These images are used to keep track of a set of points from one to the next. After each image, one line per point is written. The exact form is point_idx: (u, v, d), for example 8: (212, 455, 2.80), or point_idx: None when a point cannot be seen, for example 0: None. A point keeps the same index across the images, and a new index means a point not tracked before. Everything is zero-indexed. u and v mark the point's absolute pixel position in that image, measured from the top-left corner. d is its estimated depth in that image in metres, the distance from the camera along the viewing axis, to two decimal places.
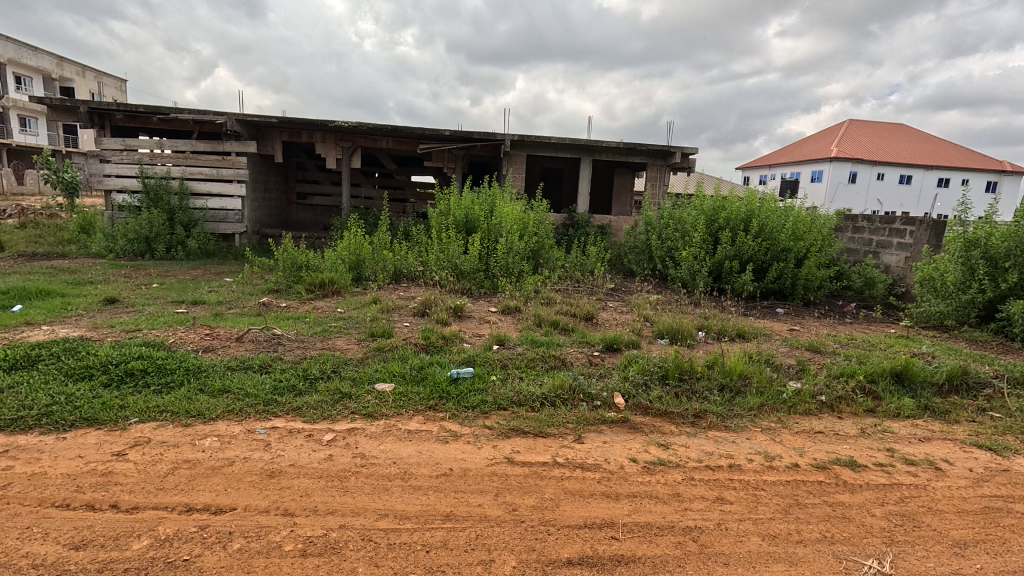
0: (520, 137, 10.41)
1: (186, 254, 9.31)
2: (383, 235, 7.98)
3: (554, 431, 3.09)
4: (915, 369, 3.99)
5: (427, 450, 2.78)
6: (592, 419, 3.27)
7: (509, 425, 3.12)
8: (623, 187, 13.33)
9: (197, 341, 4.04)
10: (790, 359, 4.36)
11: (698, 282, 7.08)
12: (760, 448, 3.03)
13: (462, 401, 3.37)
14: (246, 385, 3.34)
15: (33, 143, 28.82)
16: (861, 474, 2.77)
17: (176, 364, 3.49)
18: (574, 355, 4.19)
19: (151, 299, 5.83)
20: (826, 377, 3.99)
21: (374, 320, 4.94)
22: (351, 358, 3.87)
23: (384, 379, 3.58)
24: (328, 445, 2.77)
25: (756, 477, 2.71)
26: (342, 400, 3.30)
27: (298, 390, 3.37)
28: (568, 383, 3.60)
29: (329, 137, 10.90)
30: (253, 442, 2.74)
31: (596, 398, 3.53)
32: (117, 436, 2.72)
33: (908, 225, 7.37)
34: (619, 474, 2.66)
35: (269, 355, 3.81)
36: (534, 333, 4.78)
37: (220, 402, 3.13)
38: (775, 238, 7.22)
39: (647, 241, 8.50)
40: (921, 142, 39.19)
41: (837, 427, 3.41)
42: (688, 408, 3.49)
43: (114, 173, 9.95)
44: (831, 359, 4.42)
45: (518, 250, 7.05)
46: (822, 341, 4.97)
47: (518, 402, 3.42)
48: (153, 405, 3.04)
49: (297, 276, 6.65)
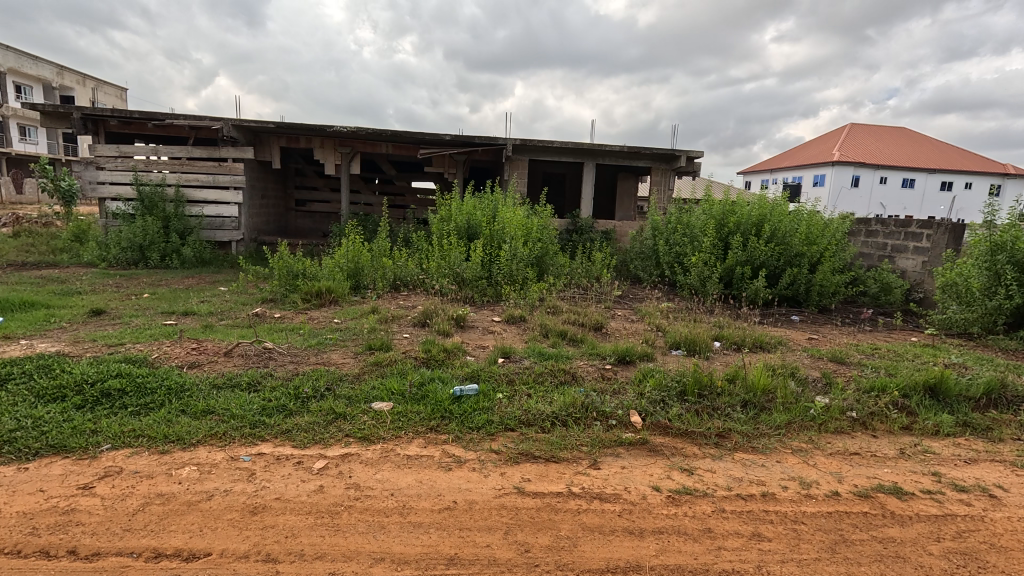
0: (523, 141, 10.19)
1: (182, 262, 9.07)
2: (382, 241, 7.74)
3: (567, 455, 2.83)
4: (950, 383, 3.74)
5: (428, 479, 2.52)
6: (609, 440, 3.00)
7: (518, 448, 2.85)
8: (627, 192, 13.18)
9: (181, 356, 3.77)
10: (814, 371, 4.10)
11: (709, 289, 6.82)
12: (794, 474, 2.76)
13: (466, 421, 3.10)
14: (232, 406, 3.08)
15: (32, 152, 28.79)
16: (910, 504, 2.50)
17: (157, 383, 3.23)
18: (586, 369, 3.94)
19: (139, 310, 5.57)
20: (855, 392, 3.73)
21: (372, 331, 4.70)
22: (346, 374, 3.61)
23: (382, 396, 3.33)
24: (319, 474, 2.50)
25: (794, 508, 2.44)
26: (336, 421, 3.05)
27: (289, 410, 3.12)
28: (580, 401, 3.34)
29: (327, 143, 10.69)
30: (236, 472, 2.48)
31: (611, 417, 3.27)
32: (86, 466, 2.46)
33: (924, 228, 7.14)
34: (641, 506, 2.39)
35: (259, 371, 3.55)
36: (541, 344, 4.52)
37: (205, 425, 2.88)
38: (789, 243, 6.99)
39: (654, 247, 8.28)
40: (924, 146, 39.04)
41: (874, 447, 3.14)
42: (711, 427, 3.23)
43: (109, 181, 9.75)
44: (857, 372, 4.15)
45: (522, 257, 6.81)
46: (844, 351, 4.70)
47: (527, 422, 3.15)
48: (130, 429, 2.78)
49: (294, 285, 6.40)
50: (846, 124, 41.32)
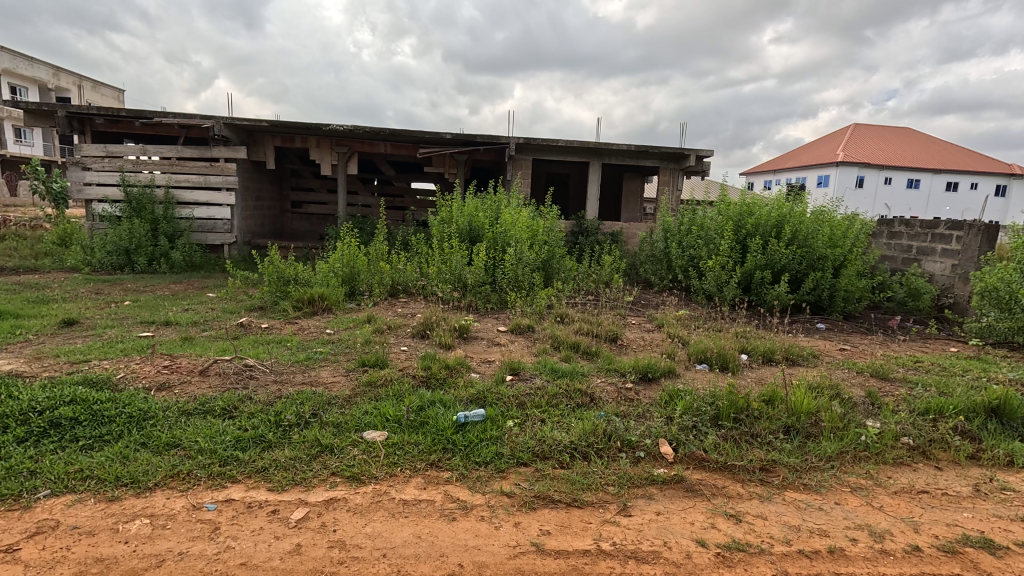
0: (527, 139, 9.77)
1: (170, 266, 8.64)
2: (379, 245, 7.33)
3: (592, 499, 2.41)
4: (1016, 404, 3.30)
5: (428, 533, 2.09)
6: (639, 478, 2.59)
7: (534, 490, 2.43)
8: (633, 193, 12.76)
9: (150, 376, 3.34)
10: (858, 390, 3.67)
11: (726, 294, 6.43)
12: (861, 521, 2.34)
13: (472, 455, 2.69)
14: (201, 437, 2.66)
15: (28, 154, 28.46)
16: (1007, 563, 2.08)
17: (117, 411, 2.81)
18: (603, 388, 3.52)
19: (116, 320, 5.15)
20: (909, 415, 3.31)
21: (367, 344, 4.29)
22: (336, 397, 3.19)
23: (375, 424, 2.91)
24: (296, 529, 2.08)
25: (871, 570, 2.02)
26: (322, 455, 2.63)
27: (267, 442, 2.69)
28: (601, 428, 2.92)
29: (323, 142, 10.28)
30: (196, 526, 2.06)
31: (638, 447, 2.85)
32: (15, 520, 2.04)
33: (953, 229, 6.73)
34: (686, 568, 1.98)
35: (236, 394, 3.13)
36: (552, 358, 4.10)
37: (167, 462, 2.46)
38: (811, 246, 6.55)
39: (666, 249, 7.86)
40: (930, 147, 38.58)
41: (943, 483, 2.71)
42: (753, 458, 2.82)
43: (95, 182, 9.35)
44: (906, 390, 3.73)
45: (528, 261, 6.39)
46: (885, 364, 4.28)
47: (542, 455, 2.73)
48: (75, 470, 2.36)
49: (284, 291, 5.97)
50: (851, 124, 40.89)
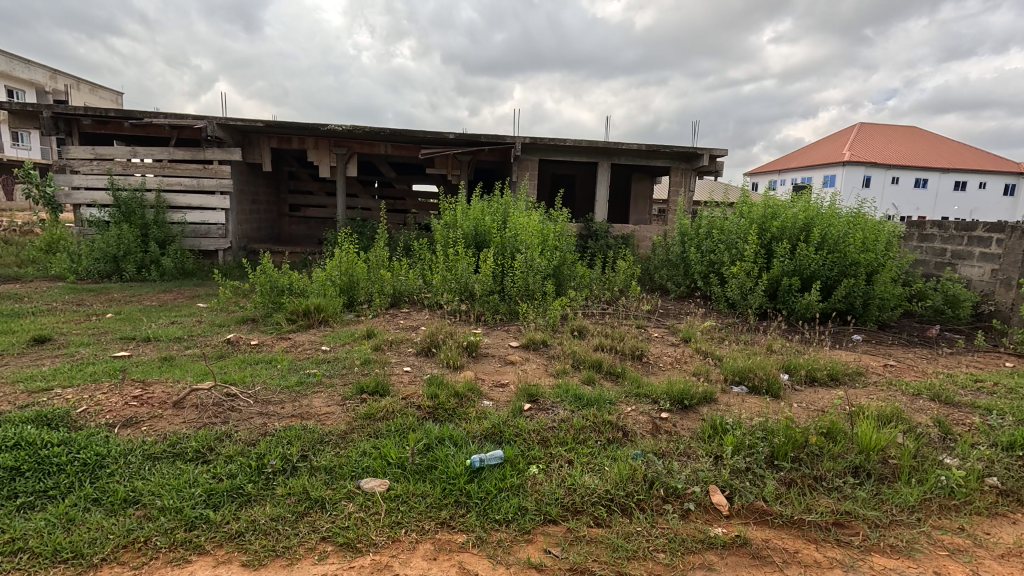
0: (533, 139, 9.33)
1: (161, 274, 8.22)
2: (380, 252, 6.88)
3: (640, 571, 1.96)
4: None
5: None
6: (694, 540, 2.14)
7: (569, 559, 1.99)
8: (643, 194, 12.30)
9: (115, 410, 2.89)
10: (925, 418, 3.20)
11: (751, 302, 5.99)
12: None
13: (490, 510, 2.25)
14: (166, 490, 2.22)
15: (24, 156, 28.10)
16: None
17: (69, 457, 2.37)
18: (635, 418, 3.07)
19: (94, 337, 4.71)
20: (994, 452, 2.84)
21: (366, 365, 3.84)
22: (329, 434, 2.74)
23: (374, 469, 2.46)
24: None
25: None
26: (310, 513, 2.18)
27: (245, 496, 2.25)
28: (643, 473, 2.47)
29: (321, 143, 9.84)
30: None
31: (686, 498, 2.40)
32: None
33: (993, 231, 6.17)
34: None
35: (213, 432, 2.68)
36: (573, 381, 3.64)
37: (120, 527, 2.02)
38: (844, 250, 6.08)
39: (683, 254, 7.42)
40: (937, 146, 38.14)
41: None
42: (824, 510, 2.37)
43: (82, 186, 8.93)
44: (980, 419, 3.26)
45: (539, 268, 5.94)
46: (945, 385, 3.82)
47: (574, 509, 2.29)
48: (7, 539, 1.93)
49: (278, 302, 5.51)
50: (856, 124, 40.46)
